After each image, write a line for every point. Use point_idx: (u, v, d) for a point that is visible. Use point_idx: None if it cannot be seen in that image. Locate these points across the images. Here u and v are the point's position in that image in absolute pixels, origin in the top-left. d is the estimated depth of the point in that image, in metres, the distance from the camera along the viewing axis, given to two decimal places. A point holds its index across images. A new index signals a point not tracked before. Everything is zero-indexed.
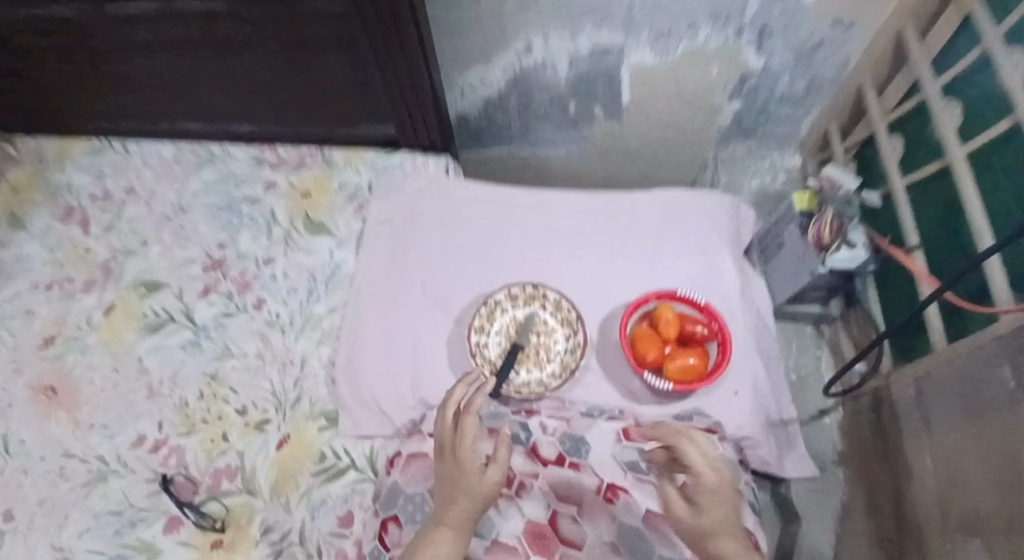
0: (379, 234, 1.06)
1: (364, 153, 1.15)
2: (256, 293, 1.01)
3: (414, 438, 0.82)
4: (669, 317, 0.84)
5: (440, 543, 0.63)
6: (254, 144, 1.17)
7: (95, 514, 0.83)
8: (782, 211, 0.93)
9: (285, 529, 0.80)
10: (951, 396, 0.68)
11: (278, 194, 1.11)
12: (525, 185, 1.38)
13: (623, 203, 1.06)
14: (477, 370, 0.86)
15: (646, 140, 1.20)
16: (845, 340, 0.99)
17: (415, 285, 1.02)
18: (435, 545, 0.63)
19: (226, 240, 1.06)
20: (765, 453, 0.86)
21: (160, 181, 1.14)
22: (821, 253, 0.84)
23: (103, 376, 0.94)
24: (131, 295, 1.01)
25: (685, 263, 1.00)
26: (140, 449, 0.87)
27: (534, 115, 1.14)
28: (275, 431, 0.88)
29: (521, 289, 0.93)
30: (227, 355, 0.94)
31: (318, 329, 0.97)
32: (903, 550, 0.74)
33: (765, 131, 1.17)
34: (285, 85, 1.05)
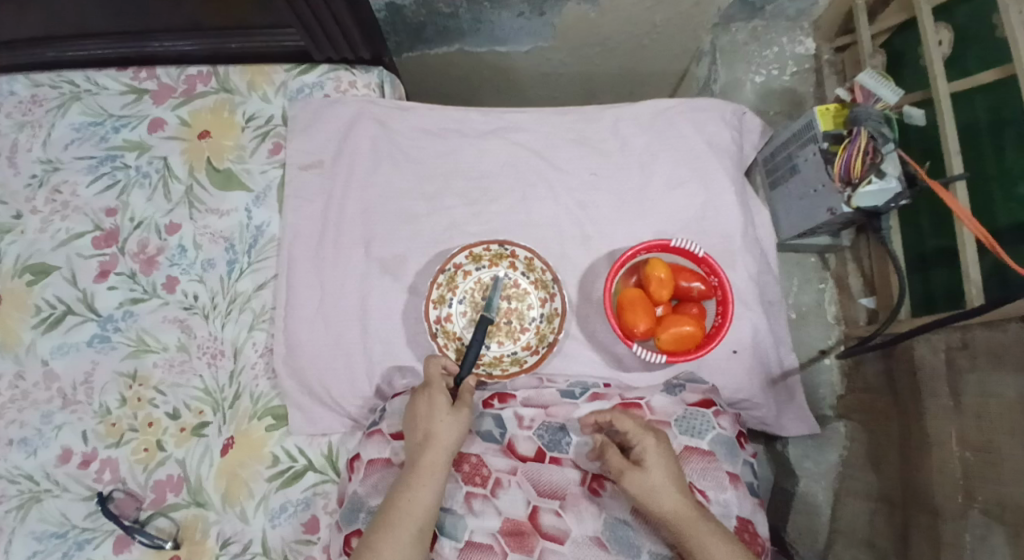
0: (305, 182, 0.86)
1: (271, 72, 0.90)
2: (165, 270, 0.84)
3: (373, 439, 0.72)
4: (661, 276, 0.70)
5: (421, 487, 0.60)
6: (129, 70, 0.92)
7: (36, 538, 0.77)
8: (797, 128, 0.74)
9: (244, 540, 0.75)
10: (995, 371, 0.56)
11: (169, 138, 0.88)
12: (487, 85, 1.13)
13: (603, 120, 0.86)
14: (440, 352, 0.75)
15: (630, 25, 0.94)
16: (855, 275, 0.89)
17: (356, 244, 0.84)
18: (416, 489, 0.60)
19: (116, 205, 0.86)
20: (762, 414, 0.79)
21: (20, 131, 0.91)
22: (847, 188, 0.67)
23: (9, 385, 0.82)
24: (17, 285, 0.85)
25: (677, 194, 0.82)
26: (69, 465, 0.79)
27: (486, 4, 0.87)
28: (216, 434, 0.78)
29: (485, 248, 0.79)
30: (145, 350, 0.81)
31: (247, 311, 0.82)
32: (892, 518, 0.68)
33: (778, 6, 0.92)
34: None
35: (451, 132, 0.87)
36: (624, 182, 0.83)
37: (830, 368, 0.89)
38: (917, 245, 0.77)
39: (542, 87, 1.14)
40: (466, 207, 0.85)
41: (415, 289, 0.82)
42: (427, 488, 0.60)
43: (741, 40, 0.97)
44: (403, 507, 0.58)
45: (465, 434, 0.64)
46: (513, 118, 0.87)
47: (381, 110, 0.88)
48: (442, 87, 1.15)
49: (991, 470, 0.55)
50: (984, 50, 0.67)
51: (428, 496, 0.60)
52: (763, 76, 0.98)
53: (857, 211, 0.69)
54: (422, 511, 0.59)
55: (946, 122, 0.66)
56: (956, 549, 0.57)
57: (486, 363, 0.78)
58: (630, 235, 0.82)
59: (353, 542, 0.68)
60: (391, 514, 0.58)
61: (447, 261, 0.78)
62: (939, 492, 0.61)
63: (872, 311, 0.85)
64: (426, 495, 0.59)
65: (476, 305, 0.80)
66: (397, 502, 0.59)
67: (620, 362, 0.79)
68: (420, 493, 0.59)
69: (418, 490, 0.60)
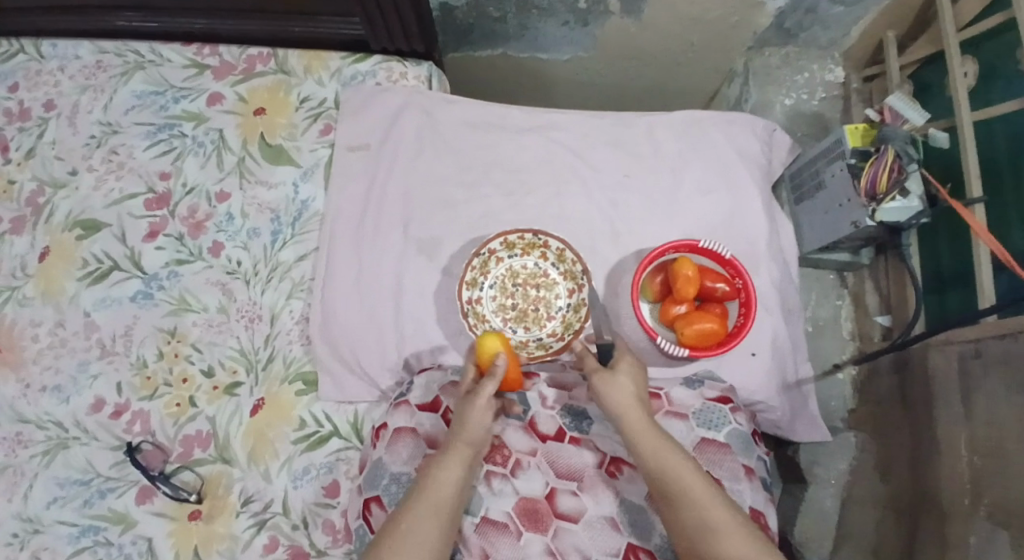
0: (351, 162, 0.90)
1: (327, 58, 0.95)
2: (211, 235, 0.88)
3: (400, 410, 0.75)
4: (689, 275, 0.72)
5: (447, 469, 0.61)
6: (192, 46, 0.97)
7: (60, 482, 0.78)
8: (824, 147, 0.80)
9: (266, 499, 0.77)
10: (1005, 380, 0.59)
11: (225, 112, 0.93)
12: (524, 87, 1.17)
13: (639, 126, 0.91)
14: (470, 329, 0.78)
15: (667, 42, 0.99)
16: (872, 293, 0.92)
17: (395, 225, 0.88)
18: (442, 472, 0.61)
19: (170, 170, 0.91)
20: (776, 417, 0.81)
21: (83, 94, 0.95)
22: (872, 203, 0.72)
23: (49, 332, 0.85)
24: (66, 238, 0.88)
25: (707, 200, 0.86)
26: (100, 414, 0.81)
27: (534, 11, 0.92)
28: (247, 394, 0.81)
29: (519, 237, 0.82)
30: (185, 309, 0.85)
31: (286, 280, 0.86)
32: (899, 524, 0.71)
33: (812, 34, 0.97)
34: None
35: (493, 127, 0.92)
36: (655, 186, 0.88)
37: (841, 382, 0.92)
38: (935, 266, 0.81)
39: (575, 95, 1.18)
40: (504, 197, 0.88)
41: (447, 271, 0.86)
42: (453, 470, 0.61)
43: (774, 63, 1.01)
44: (427, 488, 0.60)
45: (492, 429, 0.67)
46: (553, 118, 0.92)
47: (429, 101, 0.92)
48: (480, 87, 1.20)
49: (997, 476, 0.58)
50: (1007, 87, 0.72)
51: (452, 479, 0.61)
52: (793, 98, 1.02)
53: (879, 225, 0.73)
54: (446, 495, 0.59)
55: (968, 153, 0.71)
56: (960, 551, 0.59)
57: (513, 346, 0.82)
58: (659, 236, 0.86)
59: (372, 507, 0.70)
60: (417, 495, 0.59)
61: (482, 245, 0.81)
62: (946, 497, 0.64)
63: (886, 329, 0.88)
64: (452, 477, 0.61)
65: (506, 291, 0.84)
66: (423, 482, 0.60)
67: (643, 356, 0.81)
68: (443, 476, 0.61)
69: (444, 471, 0.61)
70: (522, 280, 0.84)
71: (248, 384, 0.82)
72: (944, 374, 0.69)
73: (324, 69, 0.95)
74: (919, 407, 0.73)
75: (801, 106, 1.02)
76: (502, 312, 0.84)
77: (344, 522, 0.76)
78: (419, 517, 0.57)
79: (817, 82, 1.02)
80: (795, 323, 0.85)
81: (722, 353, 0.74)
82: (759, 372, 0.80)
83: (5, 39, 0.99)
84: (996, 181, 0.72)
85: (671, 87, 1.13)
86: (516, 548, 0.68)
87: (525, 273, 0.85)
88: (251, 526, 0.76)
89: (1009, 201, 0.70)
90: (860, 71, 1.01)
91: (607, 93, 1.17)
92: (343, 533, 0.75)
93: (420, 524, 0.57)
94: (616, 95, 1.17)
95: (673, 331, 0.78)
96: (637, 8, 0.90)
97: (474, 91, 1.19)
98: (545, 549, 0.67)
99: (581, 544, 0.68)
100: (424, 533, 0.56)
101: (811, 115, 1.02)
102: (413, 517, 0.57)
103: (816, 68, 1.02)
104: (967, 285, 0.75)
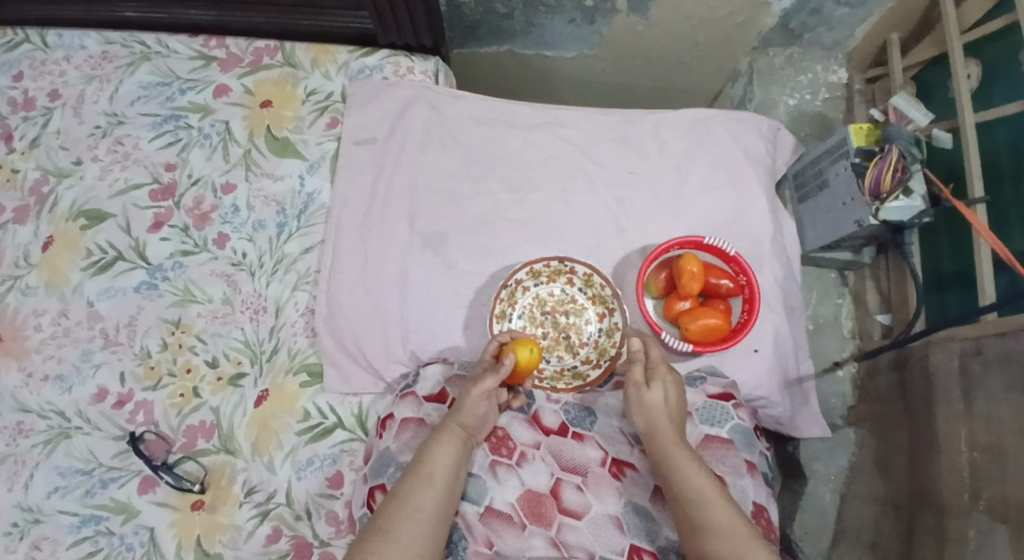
0: (358, 155, 0.90)
1: (334, 52, 0.95)
2: (217, 227, 0.88)
3: (407, 400, 0.76)
4: (694, 270, 0.73)
5: (440, 447, 0.63)
6: (199, 37, 0.97)
7: (62, 472, 0.78)
8: (829, 146, 0.81)
9: (269, 490, 0.77)
10: (1004, 376, 0.60)
11: (232, 104, 0.93)
12: (529, 85, 1.18)
13: (644, 123, 0.91)
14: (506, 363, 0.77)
15: (673, 41, 1.00)
16: (872, 292, 0.93)
17: (401, 219, 0.88)
18: (435, 450, 0.63)
19: (176, 161, 0.91)
20: (778, 414, 0.82)
21: (88, 84, 0.95)
22: (875, 203, 0.73)
23: (52, 322, 0.85)
24: (70, 228, 0.88)
25: (712, 198, 0.87)
26: (103, 404, 0.81)
27: (541, 7, 0.92)
28: (251, 385, 0.81)
29: (545, 265, 0.82)
30: (190, 300, 0.85)
31: (292, 272, 0.86)
32: (897, 520, 0.72)
33: (816, 35, 0.98)
34: None
35: (500, 123, 0.92)
36: (660, 184, 0.88)
37: (842, 380, 0.93)
38: (936, 267, 0.82)
39: (580, 92, 1.19)
40: (510, 193, 0.89)
41: (453, 265, 0.86)
42: (447, 449, 0.63)
43: (778, 64, 1.03)
44: (422, 465, 0.62)
45: (483, 418, 0.69)
46: (560, 114, 0.92)
47: (435, 95, 0.93)
48: (485, 83, 1.20)
49: (997, 472, 0.59)
50: (1008, 89, 0.73)
51: (446, 456, 0.63)
52: (797, 99, 1.03)
53: (882, 224, 0.74)
54: (440, 470, 0.61)
55: (971, 157, 0.73)
56: (960, 546, 0.60)
57: (548, 378, 0.81)
58: (664, 233, 0.86)
59: (376, 495, 0.70)
60: (412, 471, 0.61)
61: (509, 276, 0.80)
62: (947, 493, 0.65)
63: (886, 327, 0.89)
64: (445, 455, 0.63)
65: (535, 320, 0.83)
66: (417, 460, 0.63)
67: None
68: (437, 453, 0.63)
69: (438, 449, 0.63)
70: (550, 309, 0.84)
71: (252, 376, 0.82)
72: (944, 373, 0.70)
73: (331, 62, 0.95)
74: (918, 404, 0.74)
75: (804, 106, 1.03)
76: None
77: (347, 513, 0.76)
78: (414, 489, 0.59)
79: (820, 82, 1.03)
80: (796, 323, 0.86)
81: (726, 349, 0.75)
82: (760, 369, 0.80)
83: (10, 28, 0.99)
84: (998, 182, 0.73)
85: (675, 86, 1.14)
86: (520, 539, 0.68)
87: (553, 301, 0.84)
88: (254, 517, 0.76)
89: (1010, 204, 0.71)
90: (862, 72, 1.01)
91: (612, 91, 1.18)
92: (346, 524, 0.76)
93: (417, 495, 0.58)
94: (621, 93, 1.18)
95: (677, 327, 0.79)
96: (644, 6, 0.91)
97: (480, 87, 1.20)
98: (548, 542, 0.68)
99: (583, 537, 0.68)
100: (421, 503, 0.58)
101: (815, 116, 1.03)
102: (410, 489, 0.59)
103: (819, 68, 1.03)
104: (967, 285, 0.76)
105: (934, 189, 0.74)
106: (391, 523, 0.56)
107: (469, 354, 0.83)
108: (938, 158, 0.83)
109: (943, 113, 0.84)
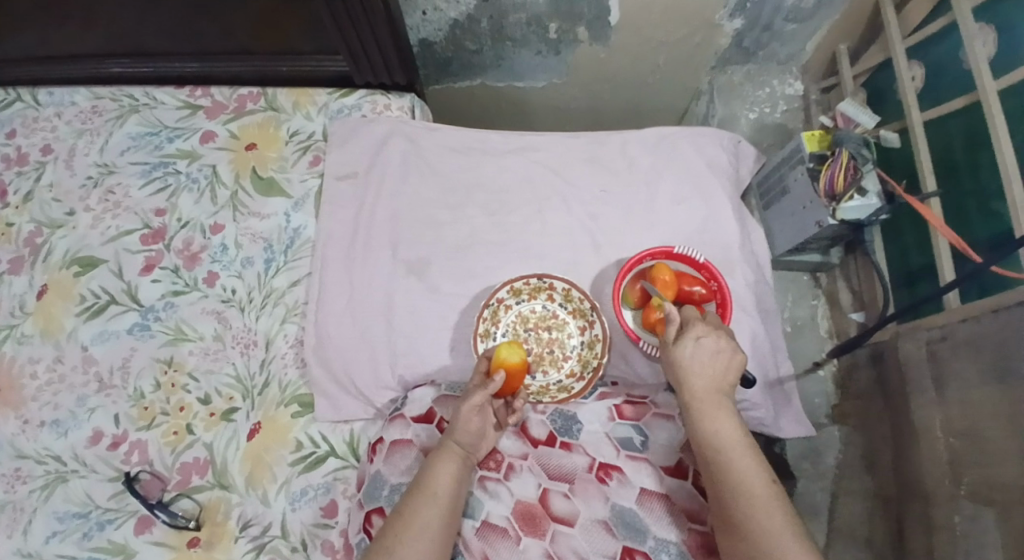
0: (340, 190, 0.94)
1: (314, 94, 1.00)
2: (206, 266, 0.90)
3: (396, 423, 0.77)
4: (666, 278, 0.76)
5: (440, 466, 0.64)
6: (185, 88, 1.02)
7: (59, 517, 0.78)
8: (786, 154, 0.86)
9: (265, 523, 0.77)
10: (975, 361, 0.63)
11: (218, 148, 0.97)
12: (504, 115, 1.23)
13: (613, 143, 0.96)
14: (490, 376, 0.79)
15: (635, 65, 1.05)
16: (845, 290, 0.97)
17: (384, 248, 0.91)
18: (436, 469, 0.64)
19: (165, 206, 0.94)
20: (762, 414, 0.84)
21: (79, 138, 0.99)
22: (832, 203, 0.77)
23: (48, 368, 0.86)
24: (64, 276, 0.91)
25: (680, 210, 0.91)
26: (99, 447, 0.82)
27: (508, 42, 0.98)
28: (244, 419, 0.83)
29: (524, 283, 0.84)
30: (182, 339, 0.87)
31: (281, 306, 0.89)
32: (887, 511, 0.74)
33: (769, 51, 1.04)
34: (217, 21, 0.90)
35: (475, 151, 0.97)
36: (631, 200, 0.92)
37: (824, 378, 0.95)
38: (902, 263, 0.85)
39: (553, 118, 1.24)
40: (488, 216, 0.92)
41: (435, 288, 0.89)
42: (447, 468, 0.64)
43: (737, 81, 1.08)
44: (424, 484, 0.63)
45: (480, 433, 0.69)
46: (531, 140, 0.97)
47: (412, 129, 0.97)
48: (462, 115, 1.25)
49: (975, 456, 0.61)
50: (951, 90, 0.78)
51: (446, 475, 0.64)
52: (757, 112, 1.08)
53: (842, 224, 0.78)
54: (442, 489, 0.62)
55: (923, 156, 0.78)
56: (948, 531, 0.61)
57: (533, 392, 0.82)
58: (638, 246, 0.90)
59: (374, 519, 0.71)
60: (415, 491, 0.62)
61: (491, 295, 0.83)
62: (930, 480, 0.66)
63: (861, 324, 0.92)
64: (446, 472, 0.64)
65: (519, 337, 0.85)
66: (419, 480, 0.64)
67: (626, 360, 0.84)
68: (438, 472, 0.64)
69: (439, 469, 0.64)
70: (533, 325, 0.86)
71: (243, 409, 0.83)
72: (915, 363, 0.72)
73: (312, 103, 1.00)
74: (897, 396, 0.76)
75: (764, 118, 1.08)
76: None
77: (343, 541, 0.76)
78: (418, 509, 0.60)
79: (778, 95, 1.09)
80: (772, 326, 0.88)
81: None
82: (737, 371, 0.82)
83: (3, 89, 1.04)
84: (951, 176, 0.77)
85: (643, 106, 1.19)
86: (515, 552, 0.69)
87: (535, 317, 0.86)
88: (251, 550, 0.76)
89: (963, 196, 0.74)
90: (817, 83, 1.07)
91: (584, 115, 1.22)
92: (343, 552, 0.76)
93: (421, 514, 0.60)
94: (593, 117, 1.23)
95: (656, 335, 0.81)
96: (604, 35, 0.96)
97: (458, 117, 1.25)
98: (542, 551, 0.69)
99: (577, 546, 0.69)
100: (425, 522, 0.59)
101: (775, 127, 1.08)
102: (416, 508, 0.60)
103: (776, 82, 1.09)
104: (932, 277, 0.79)
105: (887, 186, 0.78)
106: (397, 543, 0.57)
107: (456, 373, 0.85)
108: (893, 157, 0.87)
109: (893, 116, 0.89)
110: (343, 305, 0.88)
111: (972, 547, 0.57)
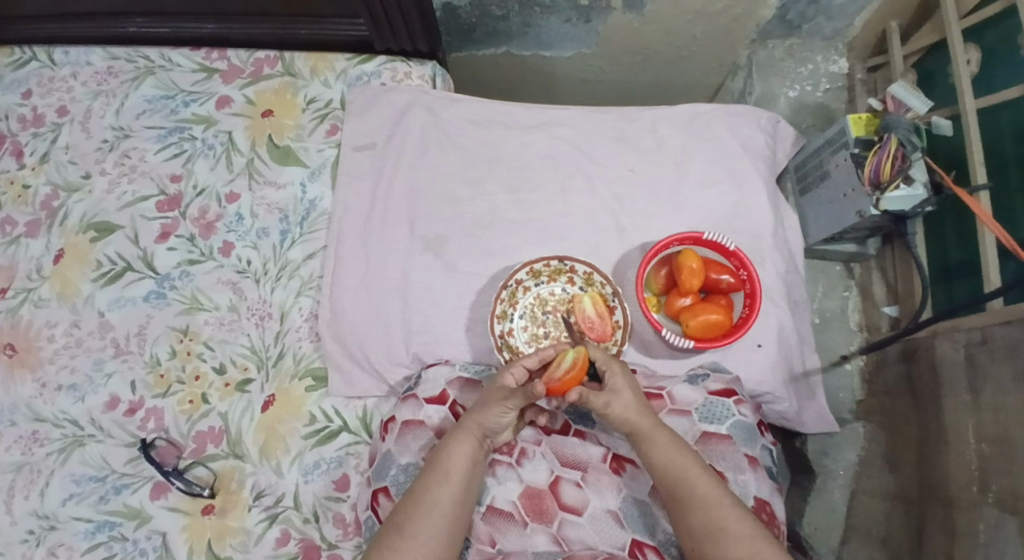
0: (357, 162, 0.92)
1: (332, 60, 0.97)
2: (222, 235, 0.89)
3: (408, 403, 0.76)
4: (693, 266, 0.73)
5: (457, 444, 0.63)
6: (200, 50, 0.99)
7: (77, 479, 0.79)
8: (829, 138, 0.82)
9: (278, 493, 0.78)
10: (1012, 366, 0.59)
11: (234, 114, 0.94)
12: (529, 88, 1.19)
13: (642, 120, 0.91)
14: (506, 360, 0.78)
15: (669, 36, 0.99)
16: (878, 284, 0.93)
17: (401, 223, 0.89)
18: (451, 448, 0.63)
19: (181, 172, 0.92)
20: (784, 408, 0.81)
21: (95, 100, 0.98)
22: (876, 192, 0.73)
23: (65, 332, 0.86)
24: (80, 240, 0.90)
25: (710, 193, 0.87)
26: (115, 412, 0.82)
27: (536, 8, 0.92)
28: (258, 391, 0.82)
29: (544, 264, 0.82)
30: (197, 308, 0.86)
31: (296, 278, 0.87)
32: (907, 513, 0.71)
33: (815, 25, 0.98)
34: None
35: (498, 124, 0.93)
36: (659, 181, 0.88)
37: (850, 373, 0.93)
38: (942, 258, 0.81)
39: (580, 91, 1.19)
40: (508, 194, 0.89)
41: (453, 266, 0.87)
42: (463, 448, 0.63)
43: (777, 56, 1.02)
44: (439, 460, 0.62)
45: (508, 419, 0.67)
46: (557, 115, 0.93)
47: (433, 100, 0.94)
48: (486, 86, 1.21)
49: (1004, 463, 0.58)
50: (1010, 74, 0.72)
51: (462, 454, 0.62)
52: (797, 90, 1.03)
53: (884, 214, 0.74)
54: (456, 468, 0.61)
55: (975, 147, 0.72)
56: (970, 539, 0.59)
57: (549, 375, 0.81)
58: (663, 229, 0.86)
59: (380, 499, 0.71)
60: (431, 467, 0.62)
61: (509, 276, 0.81)
62: (955, 485, 0.64)
63: (893, 319, 0.89)
64: (462, 452, 0.62)
65: (537, 320, 0.83)
66: (435, 456, 0.63)
67: (647, 349, 0.82)
68: (454, 449, 0.62)
69: (454, 447, 0.63)
70: (551, 308, 0.83)
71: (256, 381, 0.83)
72: (950, 367, 0.69)
73: (330, 69, 0.96)
74: (927, 397, 0.73)
75: (805, 97, 1.03)
76: (536, 343, 0.83)
77: (353, 515, 0.77)
78: (429, 487, 0.60)
79: (821, 72, 1.03)
80: (799, 318, 0.85)
81: (727, 344, 0.74)
82: (760, 363, 0.80)
83: (19, 48, 1.02)
84: (1000, 168, 0.72)
85: (675, 81, 1.14)
86: (522, 536, 0.68)
87: (554, 300, 0.84)
88: (263, 520, 0.77)
89: (1013, 191, 0.69)
90: (863, 61, 1.01)
91: (612, 89, 1.18)
92: (353, 526, 0.76)
93: (432, 492, 0.59)
94: (622, 89, 1.17)
95: (679, 324, 0.78)
96: (638, 4, 0.90)
97: (482, 88, 1.21)
98: (550, 538, 0.68)
99: (585, 536, 0.68)
100: (436, 501, 0.59)
101: (816, 107, 1.03)
102: (427, 486, 0.60)
103: (820, 58, 1.03)
104: (975, 274, 0.75)
105: (935, 177, 0.73)
106: (406, 518, 0.58)
107: (472, 354, 0.84)
108: (942, 144, 0.82)
109: (944, 100, 0.83)
110: (356, 280, 0.87)
111: (994, 557, 0.55)
